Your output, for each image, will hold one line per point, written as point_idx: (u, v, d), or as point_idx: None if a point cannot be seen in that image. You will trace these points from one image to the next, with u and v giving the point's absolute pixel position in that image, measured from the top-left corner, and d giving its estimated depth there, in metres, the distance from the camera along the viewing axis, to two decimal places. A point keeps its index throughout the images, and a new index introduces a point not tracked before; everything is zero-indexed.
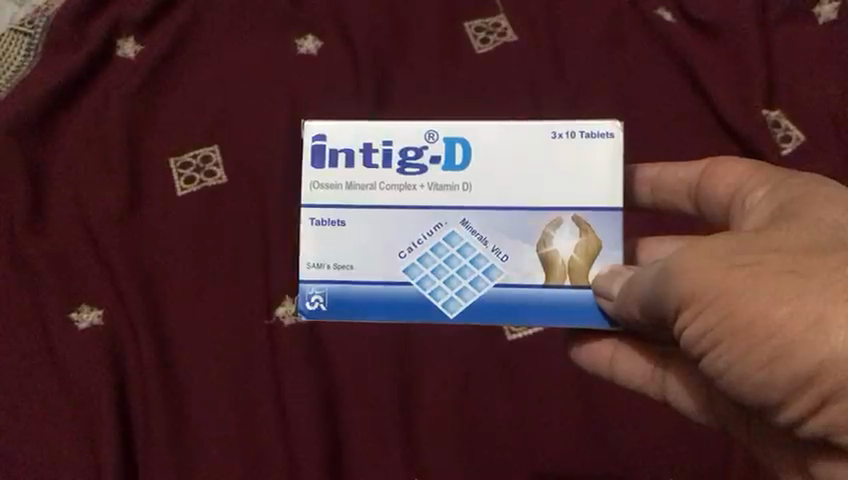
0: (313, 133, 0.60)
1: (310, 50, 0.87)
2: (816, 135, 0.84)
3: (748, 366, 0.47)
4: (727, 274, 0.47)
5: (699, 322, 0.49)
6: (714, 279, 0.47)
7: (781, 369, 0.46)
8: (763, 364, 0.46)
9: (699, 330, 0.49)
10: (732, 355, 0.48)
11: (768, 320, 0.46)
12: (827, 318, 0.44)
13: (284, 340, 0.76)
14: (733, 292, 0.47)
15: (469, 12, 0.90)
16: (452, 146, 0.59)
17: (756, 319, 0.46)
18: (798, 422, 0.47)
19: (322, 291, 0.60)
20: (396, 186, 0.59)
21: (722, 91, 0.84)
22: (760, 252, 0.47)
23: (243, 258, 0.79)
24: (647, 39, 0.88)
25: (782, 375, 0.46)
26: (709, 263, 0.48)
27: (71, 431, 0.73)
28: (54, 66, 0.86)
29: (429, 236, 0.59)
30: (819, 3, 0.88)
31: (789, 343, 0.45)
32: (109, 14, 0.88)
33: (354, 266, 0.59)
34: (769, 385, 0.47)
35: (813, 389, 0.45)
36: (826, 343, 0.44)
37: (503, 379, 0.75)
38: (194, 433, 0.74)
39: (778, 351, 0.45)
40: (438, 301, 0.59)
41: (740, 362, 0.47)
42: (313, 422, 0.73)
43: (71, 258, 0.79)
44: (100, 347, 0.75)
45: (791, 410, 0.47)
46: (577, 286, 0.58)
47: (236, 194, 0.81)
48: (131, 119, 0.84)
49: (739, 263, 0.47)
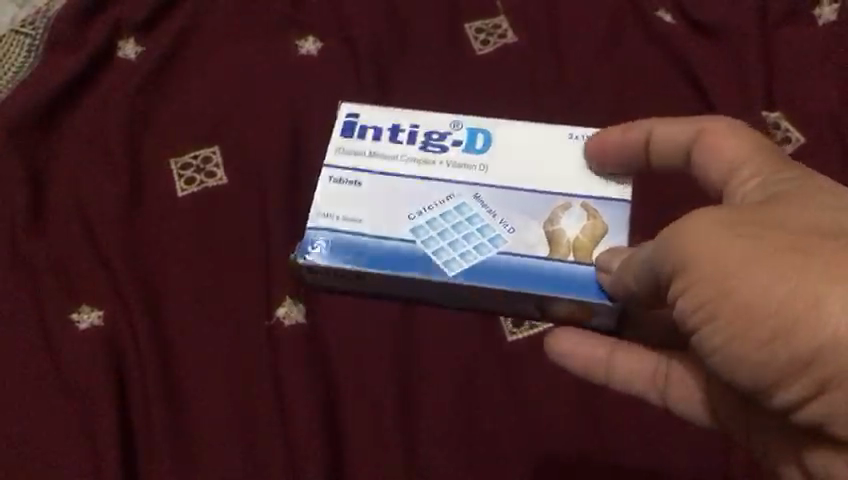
0: (346, 112, 0.72)
1: (311, 51, 0.88)
2: (818, 133, 0.83)
3: (744, 343, 0.47)
4: (725, 245, 0.47)
5: (694, 297, 0.49)
6: (714, 247, 0.47)
7: (780, 349, 0.45)
8: (762, 342, 0.46)
9: (696, 302, 0.49)
10: (727, 331, 0.47)
11: (765, 298, 0.45)
12: (825, 299, 0.44)
13: (285, 341, 0.76)
14: (736, 264, 0.46)
15: (469, 14, 0.90)
16: (474, 134, 0.70)
17: (758, 295, 0.45)
18: (796, 407, 0.48)
19: (326, 239, 0.66)
20: (420, 161, 0.68)
21: (722, 90, 0.84)
22: (760, 228, 0.47)
23: (243, 259, 0.79)
24: (646, 41, 0.89)
25: (782, 356, 0.46)
26: (708, 232, 0.48)
27: (70, 431, 0.72)
28: (55, 67, 0.86)
29: (440, 204, 0.67)
30: (819, 5, 0.90)
31: (791, 322, 0.45)
32: (109, 16, 0.89)
33: (362, 220, 0.66)
34: (765, 368, 0.47)
35: (813, 372, 0.45)
36: (825, 325, 0.44)
37: (503, 380, 0.75)
38: (194, 433, 0.73)
39: (778, 330, 0.45)
40: (438, 259, 0.65)
41: (737, 339, 0.47)
42: (312, 421, 0.73)
43: (72, 258, 0.79)
44: (100, 346, 0.75)
45: (787, 395, 0.47)
46: (579, 262, 0.64)
47: (236, 194, 0.81)
48: (132, 121, 0.84)
49: (739, 234, 0.47)
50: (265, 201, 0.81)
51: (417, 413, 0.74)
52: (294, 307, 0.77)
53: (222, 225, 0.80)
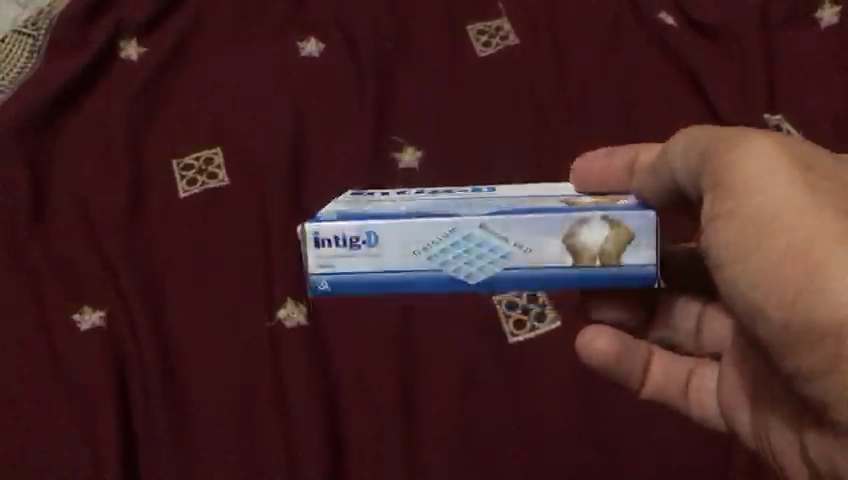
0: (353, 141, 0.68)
1: (313, 53, 0.88)
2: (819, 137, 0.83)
3: (770, 290, 0.42)
4: (789, 187, 0.43)
5: (736, 227, 0.44)
6: (775, 182, 0.44)
7: (812, 303, 0.41)
8: (783, 296, 0.42)
9: (733, 231, 0.44)
10: (755, 274, 0.43)
11: (804, 246, 0.41)
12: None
13: (286, 342, 0.76)
14: (787, 205, 0.43)
15: (471, 16, 0.90)
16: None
17: (812, 233, 0.42)
18: (802, 377, 0.43)
19: (333, 216, 0.51)
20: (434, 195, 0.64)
21: (723, 94, 0.85)
22: (822, 185, 0.44)
23: (245, 260, 0.79)
24: (648, 44, 0.89)
25: (808, 314, 0.41)
26: (771, 165, 0.44)
27: (72, 432, 0.73)
28: (57, 68, 0.86)
29: (455, 192, 0.56)
30: (821, 8, 0.89)
31: (819, 284, 0.41)
32: (112, 17, 0.89)
33: (373, 202, 0.53)
34: (781, 323, 0.42)
35: (829, 346, 0.41)
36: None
37: (505, 381, 0.75)
38: (195, 433, 0.74)
39: (817, 281, 0.41)
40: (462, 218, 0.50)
41: (767, 279, 0.42)
42: (313, 422, 0.73)
43: (74, 259, 0.79)
44: (101, 347, 0.75)
45: (799, 360, 0.43)
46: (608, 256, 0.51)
47: (237, 195, 0.81)
48: (134, 122, 0.84)
49: (803, 182, 0.44)
50: (266, 203, 0.81)
51: (418, 415, 0.74)
52: (295, 308, 0.77)
53: (223, 225, 0.80)
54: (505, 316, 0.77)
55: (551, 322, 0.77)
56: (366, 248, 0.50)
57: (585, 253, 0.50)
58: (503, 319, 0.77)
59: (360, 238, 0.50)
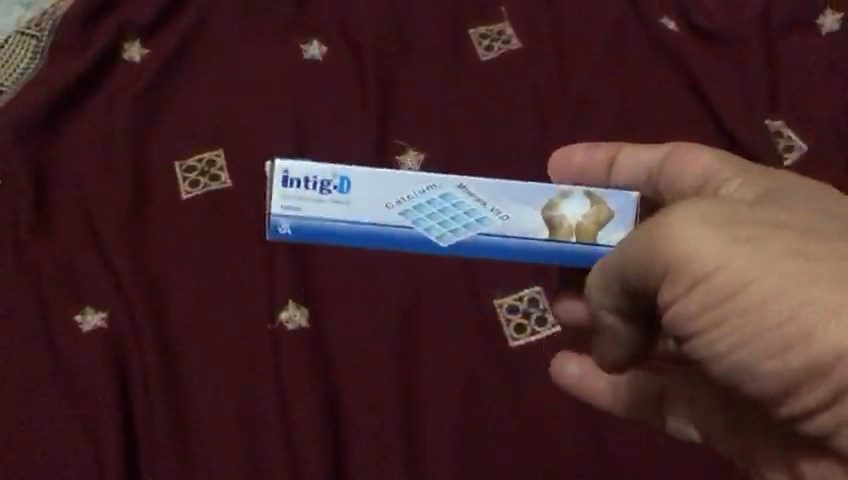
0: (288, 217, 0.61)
1: (316, 56, 0.88)
2: (819, 144, 0.83)
3: (756, 352, 0.42)
4: (730, 247, 0.42)
5: (696, 299, 0.43)
6: (704, 237, 0.43)
7: (796, 357, 0.42)
8: (770, 353, 0.42)
9: (692, 308, 0.44)
10: (733, 340, 0.43)
11: (780, 304, 0.41)
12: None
13: (287, 345, 0.76)
14: (741, 272, 0.42)
15: (473, 19, 0.90)
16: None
17: (769, 297, 0.42)
18: (806, 414, 0.44)
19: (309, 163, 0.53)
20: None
21: (725, 100, 0.85)
22: (761, 225, 0.43)
23: (247, 262, 0.79)
24: (649, 49, 0.89)
25: (794, 363, 0.42)
26: (708, 233, 0.43)
27: (74, 432, 0.73)
28: (60, 69, 0.86)
29: None
30: (822, 14, 0.90)
31: (807, 332, 0.41)
32: (116, 18, 0.89)
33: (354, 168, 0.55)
34: (774, 377, 0.43)
35: (826, 382, 0.42)
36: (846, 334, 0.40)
37: (505, 385, 0.76)
38: (196, 433, 0.74)
39: (794, 337, 0.41)
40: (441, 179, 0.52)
41: (744, 349, 0.43)
42: (314, 424, 0.73)
43: (76, 260, 0.79)
44: (103, 348, 0.75)
45: (796, 403, 0.43)
46: (583, 242, 0.52)
47: (240, 198, 0.82)
48: (137, 124, 0.84)
49: (743, 235, 0.42)
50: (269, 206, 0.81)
51: (418, 419, 0.74)
52: (296, 311, 0.77)
53: (225, 227, 0.81)
54: (505, 319, 0.78)
55: (551, 327, 0.78)
56: (335, 193, 0.52)
57: (562, 225, 0.52)
58: (504, 322, 0.78)
59: (331, 181, 0.52)
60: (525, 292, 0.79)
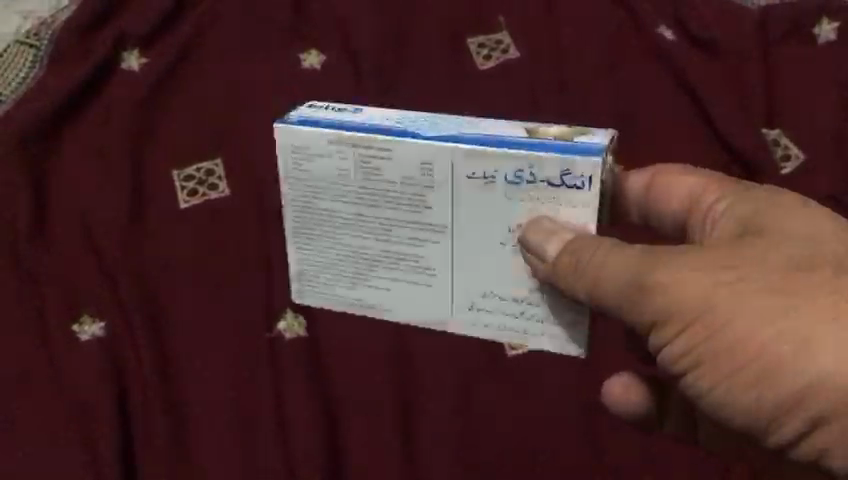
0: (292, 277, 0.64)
1: (315, 65, 0.88)
2: (815, 153, 0.84)
3: (736, 388, 0.49)
4: (709, 295, 0.48)
5: (684, 342, 0.49)
6: (687, 286, 0.49)
7: (771, 390, 0.48)
8: (748, 387, 0.48)
9: (681, 350, 0.50)
10: (720, 377, 0.49)
11: (754, 343, 0.47)
12: (816, 338, 0.46)
13: (285, 355, 0.76)
14: (722, 315, 0.48)
15: (471, 29, 0.90)
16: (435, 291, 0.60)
17: (744, 342, 0.48)
18: (790, 444, 0.49)
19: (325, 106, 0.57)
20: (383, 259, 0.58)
21: (724, 108, 0.85)
22: (735, 267, 0.48)
23: (246, 271, 0.79)
24: (646, 58, 0.89)
25: (772, 397, 0.48)
26: (691, 281, 0.49)
27: (73, 441, 0.73)
28: (58, 79, 0.86)
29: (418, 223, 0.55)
30: (819, 23, 0.89)
31: (778, 366, 0.47)
32: (113, 28, 0.89)
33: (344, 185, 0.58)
34: (754, 408, 0.49)
35: (804, 411, 0.47)
36: (814, 363, 0.46)
37: (504, 395, 0.75)
38: (196, 442, 0.75)
39: (766, 373, 0.47)
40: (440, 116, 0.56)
41: (726, 385, 0.49)
42: (313, 431, 0.73)
43: (75, 270, 0.79)
44: (101, 357, 0.75)
45: (782, 431, 0.49)
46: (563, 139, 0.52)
47: (237, 205, 0.81)
48: (135, 132, 0.84)
49: (721, 281, 0.48)
50: (268, 214, 0.81)
51: (417, 426, 0.75)
52: (294, 319, 0.77)
53: (224, 237, 0.81)
54: None
55: None
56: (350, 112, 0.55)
57: (542, 132, 0.53)
58: None
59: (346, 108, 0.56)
60: None
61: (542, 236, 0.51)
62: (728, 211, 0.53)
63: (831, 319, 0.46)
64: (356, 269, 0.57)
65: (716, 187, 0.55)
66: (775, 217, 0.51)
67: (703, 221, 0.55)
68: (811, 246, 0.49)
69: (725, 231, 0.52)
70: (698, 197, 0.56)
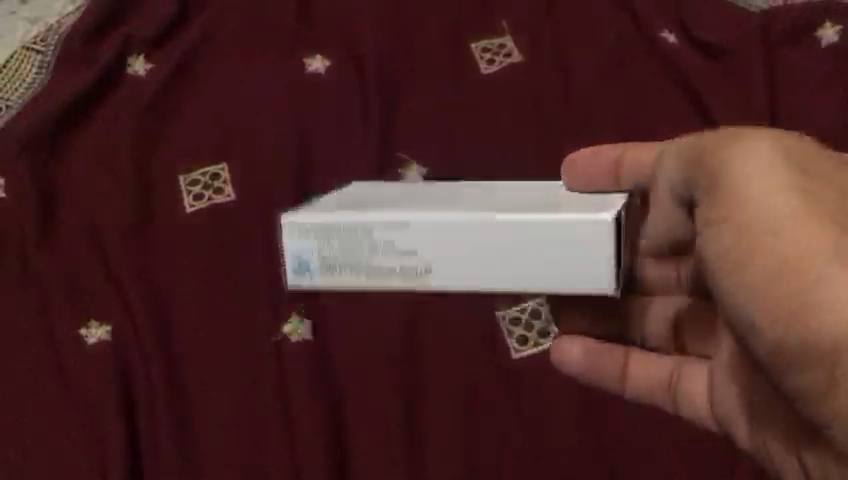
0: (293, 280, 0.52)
1: (319, 69, 0.88)
2: (819, 152, 0.84)
3: (772, 298, 0.46)
4: (785, 193, 0.47)
5: (734, 236, 0.48)
6: (773, 182, 0.48)
7: (810, 317, 0.45)
8: (785, 306, 0.45)
9: (729, 240, 0.48)
10: (758, 282, 0.46)
11: (811, 259, 0.45)
12: (826, 273, 0.45)
13: (291, 358, 0.76)
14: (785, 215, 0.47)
15: (475, 33, 0.91)
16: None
17: (803, 250, 0.45)
18: (805, 394, 0.46)
19: None
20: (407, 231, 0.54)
21: (724, 109, 0.85)
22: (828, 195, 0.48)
23: (251, 275, 0.80)
24: (649, 61, 0.89)
25: (805, 325, 0.45)
26: (776, 179, 0.48)
27: (81, 442, 0.74)
28: (64, 85, 0.87)
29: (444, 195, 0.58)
30: (822, 26, 0.90)
31: (827, 292, 0.45)
32: (121, 34, 0.90)
33: None
34: (783, 334, 0.46)
35: (826, 358, 0.45)
36: (831, 295, 0.44)
37: (510, 393, 0.75)
38: (199, 442, 0.75)
39: (810, 299, 0.45)
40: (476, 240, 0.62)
41: (764, 288, 0.46)
42: (318, 431, 0.73)
43: (82, 275, 0.79)
44: (108, 361, 0.76)
45: (801, 374, 0.46)
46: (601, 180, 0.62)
47: (242, 210, 0.82)
48: (141, 137, 0.85)
49: (805, 191, 0.47)
50: (273, 217, 0.81)
51: (420, 425, 0.75)
52: (299, 324, 0.77)
53: (229, 241, 0.81)
54: (508, 331, 0.77)
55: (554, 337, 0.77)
56: None
57: None
58: (507, 334, 0.77)
59: None
60: (527, 303, 0.77)
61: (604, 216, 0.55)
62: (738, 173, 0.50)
63: (847, 260, 0.45)
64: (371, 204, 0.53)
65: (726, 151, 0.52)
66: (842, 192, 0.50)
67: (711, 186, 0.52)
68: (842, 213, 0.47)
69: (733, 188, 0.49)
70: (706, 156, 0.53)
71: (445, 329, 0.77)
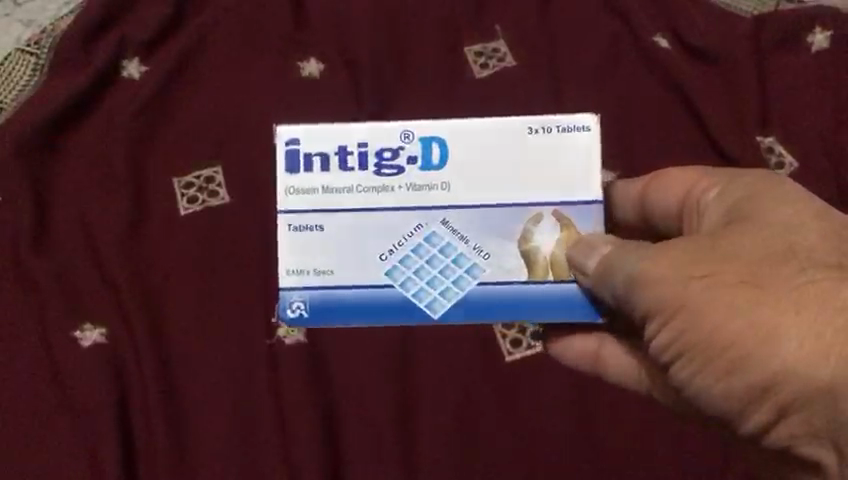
0: (285, 139, 0.56)
1: (313, 73, 0.88)
2: (807, 159, 0.85)
3: (711, 377, 0.52)
4: (687, 282, 0.51)
5: (666, 332, 0.53)
6: (669, 275, 0.52)
7: (739, 380, 0.51)
8: (721, 376, 0.52)
9: (664, 340, 0.53)
10: (694, 367, 0.53)
11: (724, 334, 0.50)
12: (778, 330, 0.49)
13: (286, 361, 0.76)
14: (702, 304, 0.51)
15: (469, 36, 0.91)
16: (428, 146, 0.56)
17: (714, 333, 0.51)
18: (765, 430, 0.52)
19: (304, 298, 0.56)
20: (373, 189, 0.56)
21: (715, 115, 0.86)
22: (717, 259, 0.51)
23: (245, 279, 0.80)
24: (641, 65, 0.89)
25: (739, 388, 0.51)
26: (670, 273, 0.51)
27: (77, 443, 0.75)
28: (58, 87, 0.87)
29: (410, 236, 0.56)
30: (812, 32, 0.90)
31: (745, 354, 0.50)
32: (115, 35, 0.89)
33: (323, 226, 0.56)
34: (728, 399, 0.52)
35: (769, 401, 0.51)
36: (779, 353, 0.49)
37: (503, 395, 0.76)
38: (194, 444, 0.75)
39: (735, 362, 0.51)
40: (420, 302, 0.56)
41: (702, 374, 0.52)
42: (312, 431, 0.75)
43: (76, 277, 0.80)
44: (103, 363, 0.76)
45: (752, 420, 0.52)
46: (559, 281, 0.56)
47: (236, 213, 0.82)
48: (135, 139, 0.85)
49: (697, 274, 0.51)
50: (268, 220, 0.82)
51: (415, 426, 0.75)
52: (294, 325, 0.78)
53: (223, 245, 0.81)
54: (500, 332, 0.78)
55: None
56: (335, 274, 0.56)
57: (539, 258, 0.56)
58: (499, 336, 0.77)
59: (312, 225, 0.56)
60: None
61: (584, 252, 0.54)
62: (718, 198, 0.55)
63: (793, 309, 0.49)
64: (373, 189, 0.56)
65: (705, 179, 0.57)
66: (765, 205, 0.53)
67: (698, 213, 0.56)
68: (792, 234, 0.51)
69: (717, 216, 0.54)
70: (690, 190, 0.58)
71: (438, 332, 0.77)
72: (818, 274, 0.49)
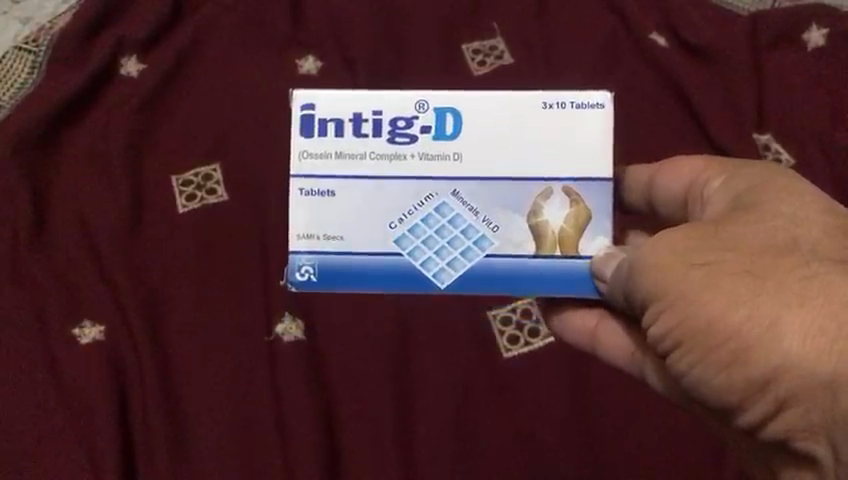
0: (300, 103, 0.55)
1: (311, 71, 0.89)
2: (804, 155, 0.86)
3: (710, 368, 0.50)
4: (686, 271, 0.49)
5: (664, 321, 0.51)
6: (669, 264, 0.50)
7: (739, 371, 0.49)
8: (721, 367, 0.50)
9: (662, 330, 0.51)
10: (694, 356, 0.51)
11: (724, 324, 0.48)
12: (781, 323, 0.47)
13: (284, 358, 0.77)
14: (701, 293, 0.49)
15: (467, 33, 0.91)
16: (442, 117, 0.55)
17: (714, 323, 0.48)
18: (763, 423, 0.50)
19: (312, 262, 0.55)
20: (387, 157, 0.55)
21: (712, 112, 0.86)
22: (721, 249, 0.49)
23: (243, 276, 0.80)
24: (639, 63, 0.90)
25: (739, 379, 0.49)
26: (670, 262, 0.50)
27: (74, 441, 0.74)
28: (55, 85, 0.87)
29: (419, 207, 0.55)
30: (808, 29, 0.91)
31: (746, 346, 0.48)
32: (112, 33, 0.89)
33: (335, 193, 0.55)
34: (728, 389, 0.50)
35: (768, 395, 0.49)
36: (779, 348, 0.47)
37: (501, 391, 0.76)
38: (192, 441, 0.75)
39: (735, 353, 0.48)
40: (428, 272, 0.55)
41: (701, 364, 0.51)
42: (311, 429, 0.75)
43: (74, 275, 0.80)
44: (101, 360, 0.76)
45: (752, 412, 0.50)
46: (566, 257, 0.55)
47: (234, 210, 0.82)
48: (133, 137, 0.85)
49: (698, 262, 0.49)
50: (266, 217, 0.82)
51: (413, 423, 0.75)
52: (292, 323, 0.78)
53: (221, 242, 0.81)
54: (499, 330, 0.78)
55: (545, 338, 0.78)
56: (345, 240, 0.55)
57: (547, 232, 0.55)
58: (497, 334, 0.78)
59: (319, 190, 0.55)
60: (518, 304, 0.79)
61: (602, 259, 0.54)
62: (722, 188, 0.55)
63: (796, 302, 0.47)
64: (386, 155, 0.55)
65: (711, 169, 0.57)
66: (770, 197, 0.51)
67: (702, 202, 0.56)
68: (795, 228, 0.49)
69: (719, 205, 0.54)
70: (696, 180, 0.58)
71: (436, 329, 0.78)
72: (822, 268, 0.47)
